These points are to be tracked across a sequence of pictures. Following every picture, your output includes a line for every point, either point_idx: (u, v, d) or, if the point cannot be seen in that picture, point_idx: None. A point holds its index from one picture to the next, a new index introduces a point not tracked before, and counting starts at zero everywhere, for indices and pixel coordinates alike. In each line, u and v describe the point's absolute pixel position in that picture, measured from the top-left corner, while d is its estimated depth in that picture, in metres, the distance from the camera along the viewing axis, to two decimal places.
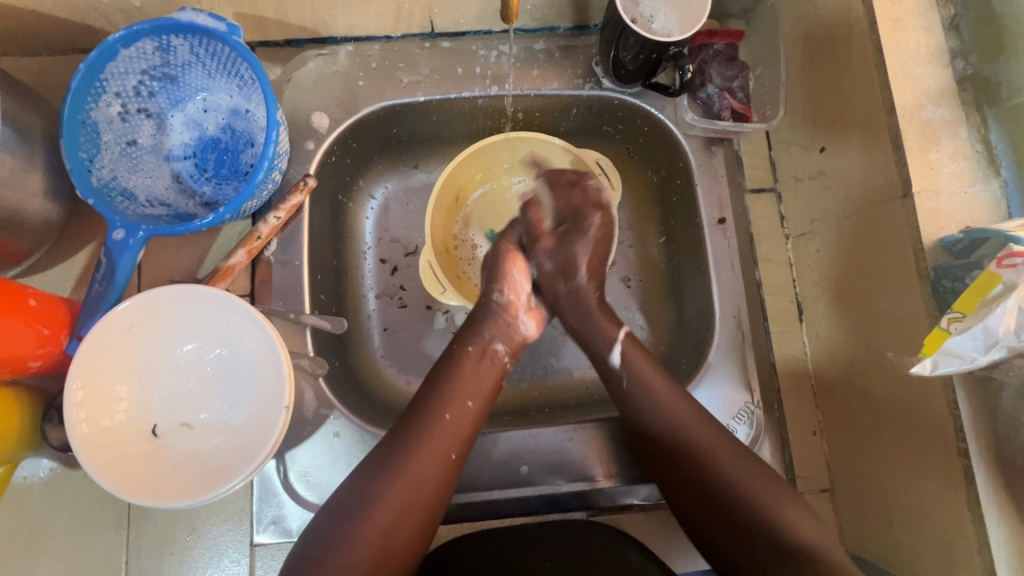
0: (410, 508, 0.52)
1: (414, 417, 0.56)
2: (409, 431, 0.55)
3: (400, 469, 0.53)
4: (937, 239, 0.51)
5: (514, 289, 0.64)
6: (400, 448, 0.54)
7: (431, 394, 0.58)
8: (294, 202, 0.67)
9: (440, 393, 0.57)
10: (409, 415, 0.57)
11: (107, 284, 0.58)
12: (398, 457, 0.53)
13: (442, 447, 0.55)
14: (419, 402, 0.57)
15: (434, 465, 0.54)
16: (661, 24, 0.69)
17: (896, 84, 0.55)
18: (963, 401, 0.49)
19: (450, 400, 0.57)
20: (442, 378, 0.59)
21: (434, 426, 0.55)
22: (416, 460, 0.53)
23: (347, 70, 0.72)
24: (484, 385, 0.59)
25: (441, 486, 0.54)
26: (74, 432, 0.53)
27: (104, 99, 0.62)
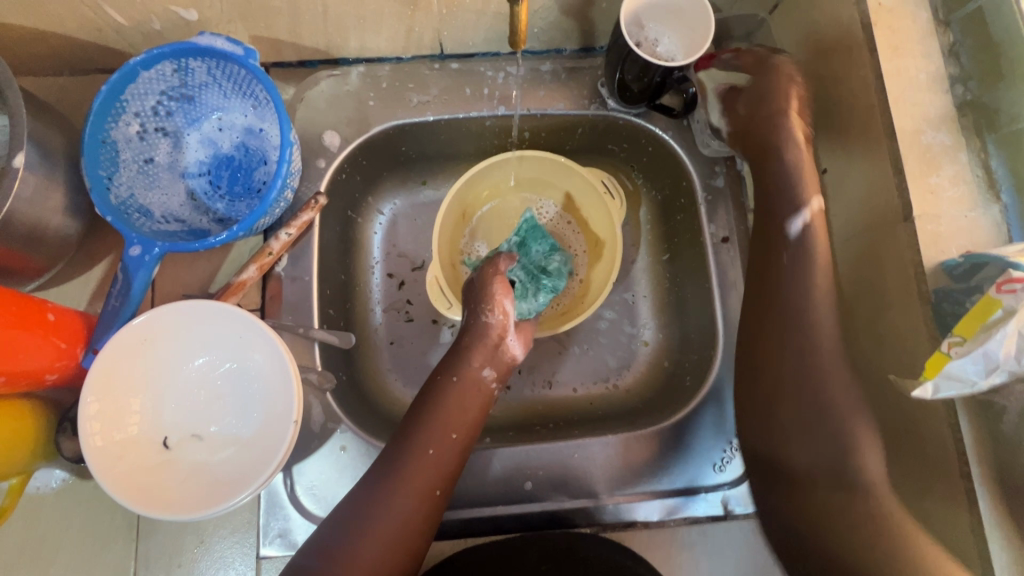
0: (392, 547, 0.54)
1: (398, 455, 0.57)
2: (393, 469, 0.56)
3: (383, 507, 0.54)
4: (937, 264, 0.52)
5: (501, 310, 0.65)
6: (385, 486, 0.55)
7: (415, 428, 0.59)
8: (305, 219, 0.68)
9: (423, 428, 0.58)
10: (391, 451, 0.58)
11: (123, 299, 0.59)
12: (381, 495, 0.55)
13: (425, 485, 0.56)
14: (403, 436, 0.58)
15: (418, 502, 0.56)
16: (665, 47, 0.70)
17: (896, 110, 0.56)
18: (965, 425, 0.49)
19: (434, 436, 0.58)
20: (427, 410, 0.60)
21: (417, 464, 0.57)
22: (400, 499, 0.55)
23: (358, 90, 0.74)
24: (471, 419, 0.61)
25: (423, 522, 0.56)
26: (88, 445, 0.55)
27: (123, 119, 0.64)
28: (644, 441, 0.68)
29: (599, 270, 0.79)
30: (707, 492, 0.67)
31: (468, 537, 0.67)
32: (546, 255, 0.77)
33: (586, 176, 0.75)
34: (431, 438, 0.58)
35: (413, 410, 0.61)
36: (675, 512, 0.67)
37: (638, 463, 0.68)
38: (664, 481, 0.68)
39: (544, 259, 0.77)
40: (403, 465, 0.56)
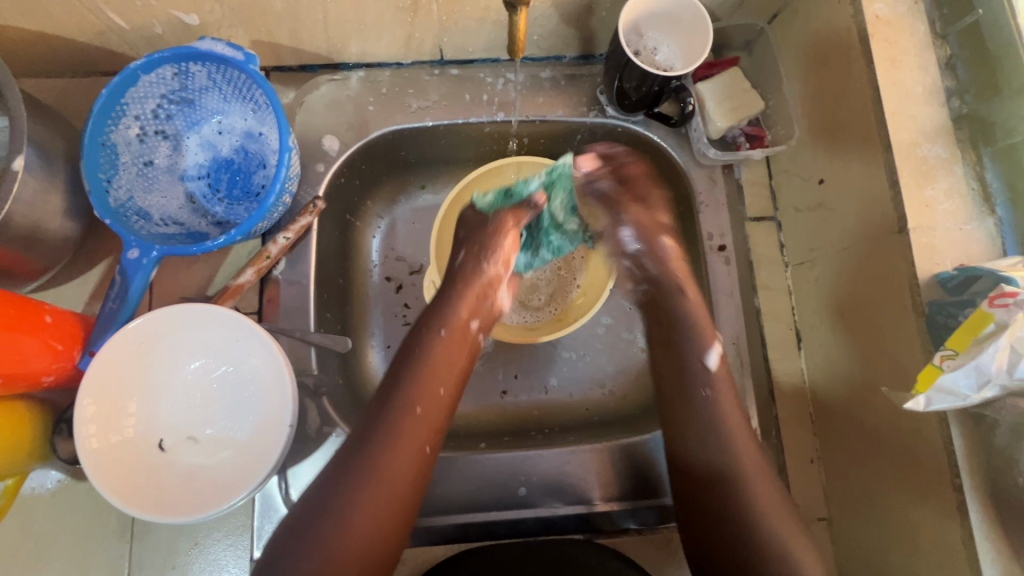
0: (386, 507, 0.52)
1: (381, 411, 0.55)
2: (378, 427, 0.54)
3: (372, 466, 0.52)
4: (932, 275, 0.52)
5: (502, 261, 0.67)
6: (371, 444, 0.53)
7: (400, 385, 0.56)
8: (303, 223, 0.68)
9: (410, 384, 0.56)
10: (375, 410, 0.55)
11: (120, 302, 0.59)
12: (368, 454, 0.52)
13: (414, 442, 0.54)
14: (384, 392, 0.56)
15: (408, 460, 0.53)
16: (664, 56, 0.70)
17: (892, 122, 0.56)
18: (956, 437, 0.49)
19: (418, 391, 0.56)
20: (409, 366, 0.58)
21: (403, 418, 0.54)
22: (388, 455, 0.53)
23: (358, 95, 0.74)
24: (453, 372, 0.59)
25: (413, 479, 0.53)
26: (84, 447, 0.55)
27: (123, 122, 0.65)
28: (640, 449, 0.68)
29: (596, 275, 0.79)
30: None
31: (462, 542, 0.68)
32: (568, 213, 0.74)
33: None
34: (416, 391, 0.56)
35: (393, 368, 0.59)
36: (669, 519, 0.68)
37: (632, 469, 0.68)
38: (658, 489, 0.68)
39: (565, 216, 0.73)
40: (388, 421, 0.54)
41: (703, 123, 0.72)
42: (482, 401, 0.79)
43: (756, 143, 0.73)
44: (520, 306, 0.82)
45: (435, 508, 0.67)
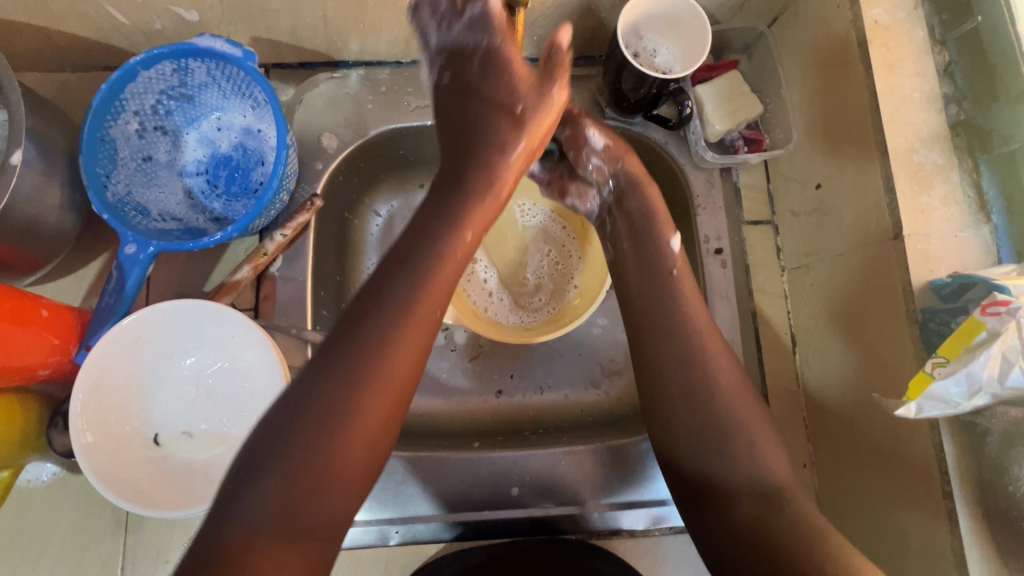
0: (377, 414, 0.47)
1: (374, 309, 0.49)
2: (371, 310, 0.49)
3: (365, 351, 0.47)
4: (926, 282, 0.52)
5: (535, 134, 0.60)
6: (366, 344, 0.47)
7: (395, 269, 0.51)
8: (301, 220, 0.68)
9: (406, 267, 0.51)
10: (366, 293, 0.50)
11: (116, 297, 0.60)
12: (361, 338, 0.47)
13: (413, 328, 0.49)
14: (374, 287, 0.50)
15: (405, 348, 0.48)
16: (663, 58, 0.70)
17: (889, 127, 0.56)
18: (947, 444, 0.49)
19: (415, 288, 0.50)
20: (407, 262, 0.51)
21: (402, 313, 0.49)
22: (380, 356, 0.47)
23: (357, 93, 0.74)
24: (457, 265, 0.54)
25: (406, 385, 0.49)
26: (79, 441, 0.55)
27: (123, 117, 0.65)
28: (632, 452, 0.68)
29: (593, 276, 0.79)
30: None
31: (454, 541, 0.68)
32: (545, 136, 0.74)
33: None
34: (415, 288, 0.50)
35: (389, 262, 0.52)
36: (660, 521, 0.68)
37: (625, 470, 0.68)
38: (650, 491, 0.68)
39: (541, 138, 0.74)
40: (384, 321, 0.48)
41: (702, 127, 0.72)
42: (478, 400, 0.79)
43: (755, 147, 0.73)
44: (518, 305, 0.82)
45: (428, 508, 0.67)
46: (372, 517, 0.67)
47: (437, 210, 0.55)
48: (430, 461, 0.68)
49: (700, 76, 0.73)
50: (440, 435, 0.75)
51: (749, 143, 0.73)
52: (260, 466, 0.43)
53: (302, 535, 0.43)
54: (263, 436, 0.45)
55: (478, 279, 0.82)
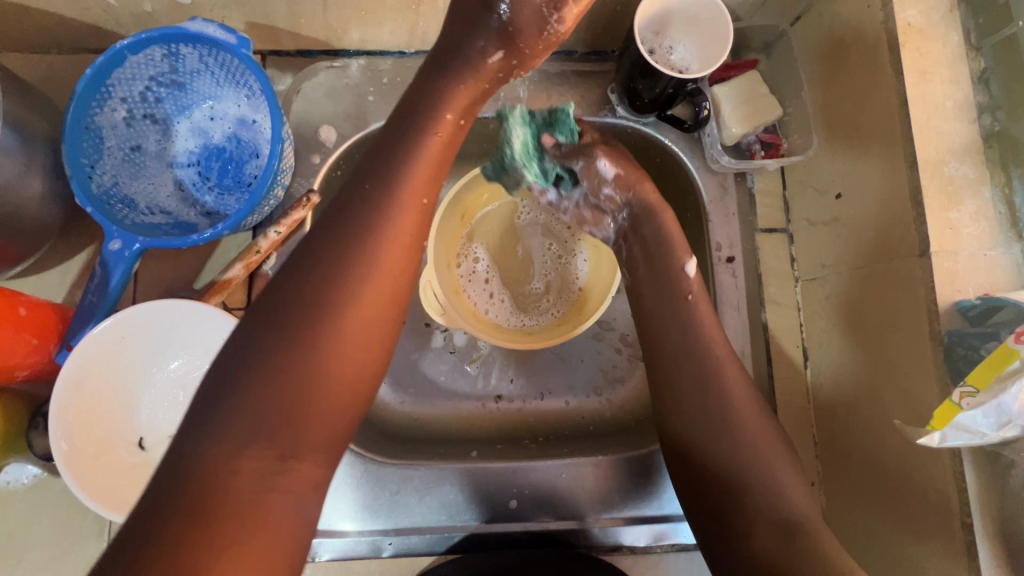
0: (372, 303, 0.45)
1: (354, 203, 0.47)
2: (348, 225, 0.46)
3: (345, 265, 0.45)
4: (953, 303, 0.50)
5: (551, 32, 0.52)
6: (349, 235, 0.46)
7: (371, 185, 0.48)
8: (295, 217, 0.65)
9: (383, 181, 0.48)
10: (342, 211, 0.47)
11: (100, 295, 0.57)
12: (341, 253, 0.45)
13: (394, 245, 0.47)
14: (346, 203, 0.47)
15: (387, 262, 0.46)
16: (680, 55, 0.67)
17: (919, 136, 0.53)
18: (969, 474, 0.47)
19: (396, 202, 0.48)
20: (377, 175, 0.48)
21: (379, 227, 0.46)
22: (369, 245, 0.46)
23: (357, 84, 0.71)
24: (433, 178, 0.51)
25: (392, 290, 0.46)
26: (59, 447, 0.53)
27: (109, 104, 0.62)
28: (635, 466, 0.66)
29: (599, 278, 0.77)
30: None
31: (449, 554, 0.66)
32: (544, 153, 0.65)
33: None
34: (387, 197, 0.48)
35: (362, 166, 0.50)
36: (662, 538, 0.66)
37: (627, 484, 0.66)
38: (652, 507, 0.66)
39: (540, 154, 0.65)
40: (366, 211, 0.47)
41: (718, 129, 0.69)
42: (475, 405, 0.76)
43: (772, 151, 0.70)
44: (518, 308, 0.79)
45: (422, 519, 0.65)
46: (366, 528, 0.64)
47: (404, 118, 0.51)
48: (427, 472, 0.66)
49: (718, 76, 0.70)
50: (436, 442, 0.73)
51: (765, 148, 0.70)
52: (248, 366, 0.41)
53: (287, 453, 0.41)
54: (243, 341, 0.42)
55: (477, 280, 0.79)
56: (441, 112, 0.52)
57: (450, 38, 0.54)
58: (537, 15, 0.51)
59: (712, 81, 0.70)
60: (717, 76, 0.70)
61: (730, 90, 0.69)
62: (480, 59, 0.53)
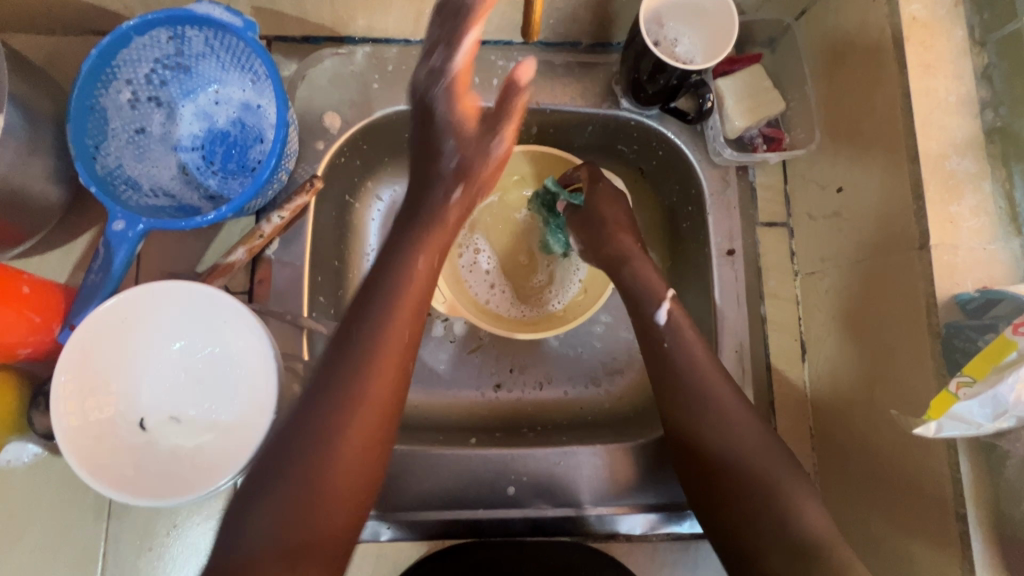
0: (373, 398, 0.49)
1: (359, 312, 0.53)
2: (350, 343, 0.51)
3: (347, 390, 0.49)
4: (951, 296, 0.50)
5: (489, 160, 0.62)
6: (350, 351, 0.50)
7: (368, 309, 0.53)
8: (299, 202, 0.65)
9: (379, 304, 0.53)
10: (344, 333, 0.52)
11: (103, 274, 0.57)
12: (342, 381, 0.49)
13: (393, 357, 0.51)
14: (350, 323, 0.52)
15: (386, 375, 0.50)
16: (684, 48, 0.67)
17: (921, 131, 0.53)
18: (964, 465, 0.48)
19: (391, 319, 0.52)
20: (374, 292, 0.54)
21: (378, 339, 0.51)
22: (369, 344, 0.51)
23: (362, 71, 0.71)
24: (423, 288, 0.55)
25: (391, 395, 0.51)
26: (61, 424, 0.53)
27: (115, 86, 0.62)
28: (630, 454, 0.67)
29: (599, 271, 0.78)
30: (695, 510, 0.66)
31: (447, 539, 0.66)
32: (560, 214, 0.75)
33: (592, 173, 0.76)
34: (384, 318, 0.52)
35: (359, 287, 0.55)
36: (658, 527, 0.66)
37: (623, 473, 0.67)
38: (649, 496, 0.66)
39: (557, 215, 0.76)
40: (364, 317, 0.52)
41: (720, 122, 0.69)
42: (474, 394, 0.77)
43: (774, 145, 0.70)
44: (518, 300, 0.80)
45: (421, 504, 0.65)
46: None
47: (397, 235, 0.58)
48: (426, 457, 0.66)
49: (722, 69, 0.71)
50: (436, 429, 0.74)
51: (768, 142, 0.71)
52: (262, 490, 0.46)
53: (294, 547, 0.45)
54: (269, 454, 0.48)
55: (476, 273, 0.80)
56: (419, 235, 0.58)
57: (409, 198, 0.61)
58: (478, 143, 0.61)
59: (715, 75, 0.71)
60: (721, 69, 0.71)
61: (733, 83, 0.70)
62: (444, 205, 0.60)
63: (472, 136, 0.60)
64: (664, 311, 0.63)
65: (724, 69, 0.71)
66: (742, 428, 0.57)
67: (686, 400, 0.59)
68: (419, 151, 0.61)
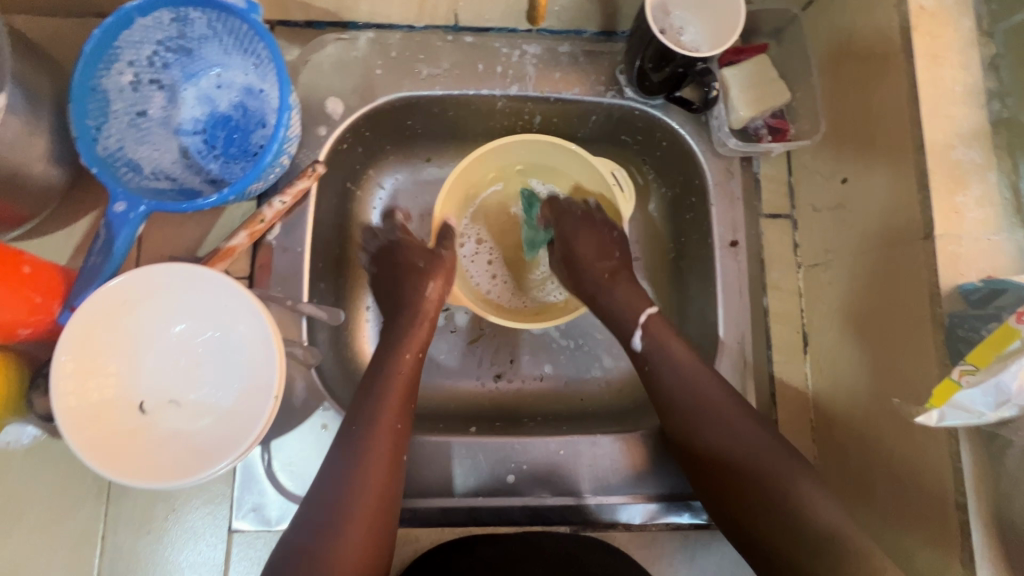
0: (376, 481, 0.55)
1: (359, 406, 0.59)
2: (350, 436, 0.57)
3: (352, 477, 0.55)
4: (955, 286, 0.50)
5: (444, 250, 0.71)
6: (355, 439, 0.57)
7: (362, 407, 0.59)
8: (300, 187, 0.65)
9: (372, 402, 0.59)
10: (345, 430, 0.58)
11: (104, 256, 0.56)
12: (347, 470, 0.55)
13: (387, 443, 0.57)
14: (350, 417, 0.59)
15: (383, 460, 0.57)
16: (690, 37, 0.67)
17: (928, 121, 0.53)
18: (965, 454, 0.48)
19: (383, 409, 0.59)
20: (366, 397, 0.60)
21: (374, 428, 0.58)
22: (369, 432, 0.57)
23: (366, 57, 0.71)
24: (409, 383, 0.63)
25: (389, 477, 0.56)
26: (60, 404, 0.53)
27: (116, 67, 0.61)
28: (629, 443, 0.67)
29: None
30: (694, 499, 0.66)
31: (448, 526, 0.65)
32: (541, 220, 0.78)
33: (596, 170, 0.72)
34: (377, 408, 0.59)
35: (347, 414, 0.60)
36: (658, 516, 0.66)
37: (623, 462, 0.67)
38: (649, 485, 0.66)
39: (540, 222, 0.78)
40: (364, 410, 0.59)
41: (726, 112, 0.68)
42: (474, 383, 0.77)
43: (779, 136, 0.70)
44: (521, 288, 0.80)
45: (422, 492, 0.65)
46: None
47: (383, 350, 0.65)
48: (426, 444, 0.66)
49: (728, 57, 0.70)
50: (436, 417, 0.74)
51: (772, 133, 0.70)
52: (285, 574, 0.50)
53: None
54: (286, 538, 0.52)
55: (479, 261, 0.80)
56: (402, 344, 0.65)
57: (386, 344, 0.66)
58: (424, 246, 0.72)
59: (720, 62, 0.70)
60: (726, 57, 0.70)
61: (738, 72, 0.69)
62: (421, 300, 0.69)
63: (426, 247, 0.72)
64: (641, 337, 0.66)
65: (730, 57, 0.70)
66: (744, 432, 0.58)
67: (674, 390, 0.61)
68: (396, 260, 0.72)
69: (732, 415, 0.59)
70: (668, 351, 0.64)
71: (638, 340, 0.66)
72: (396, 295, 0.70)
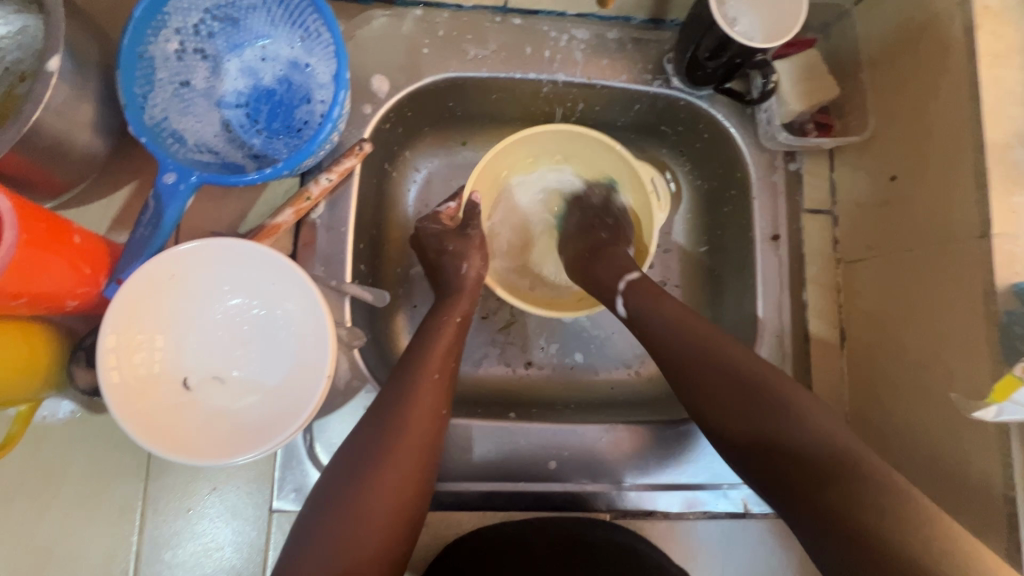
0: (414, 435, 0.53)
1: (404, 364, 0.58)
2: (395, 391, 0.55)
3: (390, 431, 0.52)
4: (1010, 284, 0.51)
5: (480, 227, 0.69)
6: (395, 393, 0.55)
7: (408, 364, 0.58)
8: (346, 166, 0.64)
9: (418, 361, 0.58)
10: (390, 386, 0.56)
11: (153, 228, 0.55)
12: (387, 422, 0.53)
13: (432, 403, 0.55)
14: (395, 375, 0.57)
15: (423, 417, 0.54)
16: (743, 27, 0.66)
17: (989, 120, 0.54)
18: (1016, 448, 0.49)
19: (426, 367, 0.57)
20: (410, 357, 0.59)
21: (414, 385, 0.56)
22: (411, 388, 0.55)
23: (412, 35, 0.69)
24: (451, 345, 0.61)
25: (426, 435, 0.54)
26: (106, 379, 0.51)
27: (163, 34, 0.59)
28: (666, 432, 0.68)
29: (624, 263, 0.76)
30: (729, 488, 0.67)
31: (489, 510, 0.66)
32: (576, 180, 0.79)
33: (634, 170, 0.72)
34: (421, 366, 0.57)
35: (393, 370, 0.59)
36: (695, 506, 0.67)
37: (660, 450, 0.67)
38: (685, 475, 0.67)
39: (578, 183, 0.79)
40: (406, 368, 0.57)
41: (776, 105, 0.69)
42: (506, 369, 0.77)
43: (825, 132, 0.70)
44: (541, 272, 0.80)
45: (461, 475, 0.65)
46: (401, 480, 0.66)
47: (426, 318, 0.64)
48: (468, 428, 0.66)
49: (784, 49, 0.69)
50: (473, 403, 0.73)
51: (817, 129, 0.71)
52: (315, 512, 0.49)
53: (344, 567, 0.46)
54: (324, 483, 0.51)
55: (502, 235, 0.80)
56: (446, 310, 0.64)
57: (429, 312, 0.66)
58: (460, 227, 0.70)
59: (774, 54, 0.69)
60: (781, 50, 0.69)
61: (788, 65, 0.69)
62: (460, 277, 0.67)
63: (456, 229, 0.69)
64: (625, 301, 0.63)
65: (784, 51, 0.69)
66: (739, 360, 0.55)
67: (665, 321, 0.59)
68: (428, 247, 0.70)
69: (731, 347, 0.56)
70: (662, 295, 0.62)
71: (623, 304, 0.63)
72: (439, 278, 0.69)
